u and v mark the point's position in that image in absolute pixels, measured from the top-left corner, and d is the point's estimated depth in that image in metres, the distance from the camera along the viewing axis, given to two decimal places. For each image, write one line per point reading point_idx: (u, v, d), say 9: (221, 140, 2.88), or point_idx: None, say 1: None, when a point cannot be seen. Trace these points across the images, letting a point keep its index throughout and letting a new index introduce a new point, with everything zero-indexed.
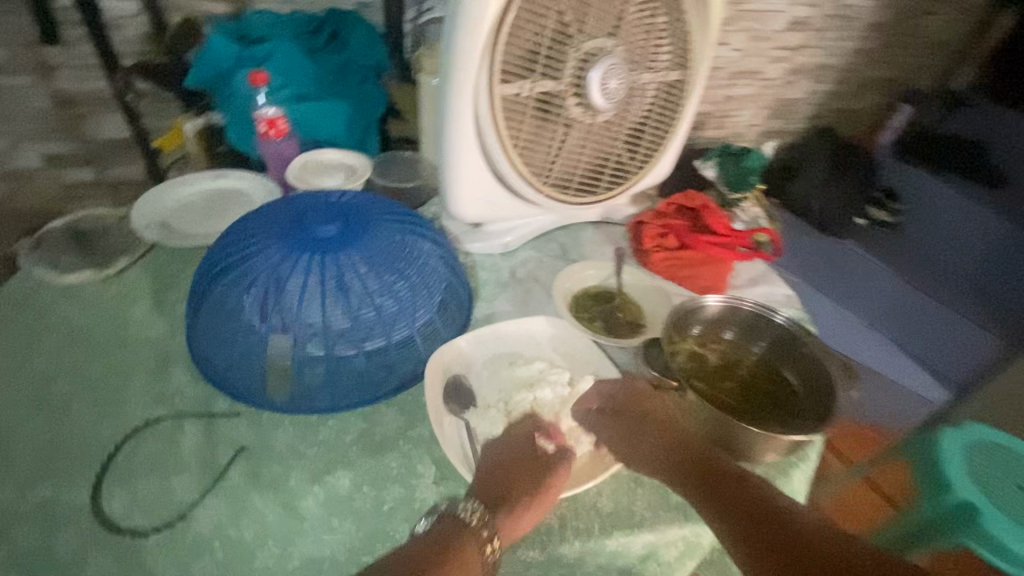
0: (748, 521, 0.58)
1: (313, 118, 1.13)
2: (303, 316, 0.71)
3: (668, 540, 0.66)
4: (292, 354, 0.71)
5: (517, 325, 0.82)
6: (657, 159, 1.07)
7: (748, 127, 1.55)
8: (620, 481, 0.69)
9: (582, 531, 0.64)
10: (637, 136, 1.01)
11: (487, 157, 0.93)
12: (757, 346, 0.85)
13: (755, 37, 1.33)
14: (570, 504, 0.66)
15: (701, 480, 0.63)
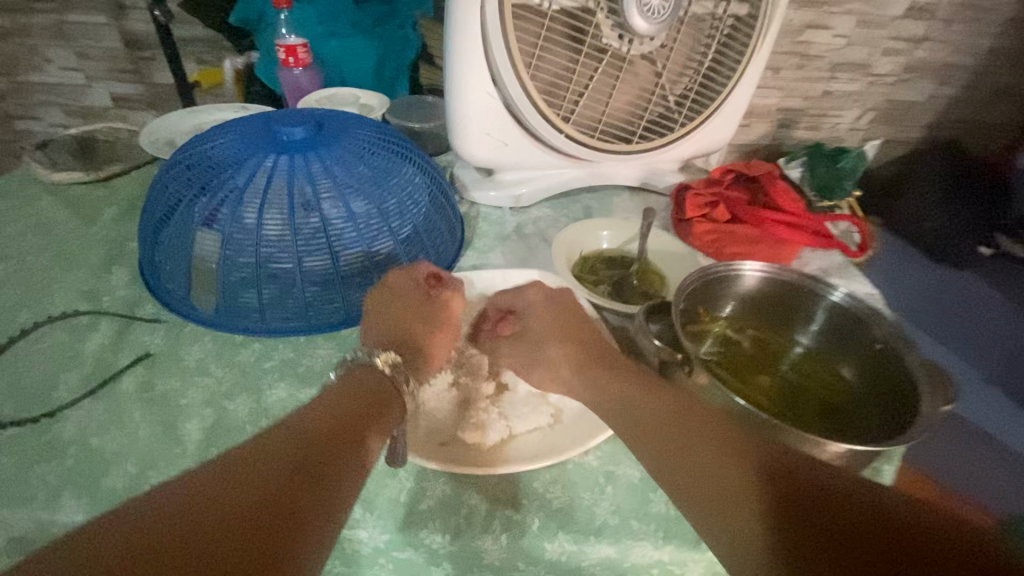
0: (732, 494, 0.39)
1: (340, 56, 1.06)
2: (239, 218, 0.61)
3: (636, 563, 0.48)
4: (218, 260, 0.61)
5: (500, 276, 0.68)
6: (712, 111, 0.88)
7: (848, 131, 1.32)
8: (585, 473, 0.52)
9: (513, 523, 0.47)
10: (686, 78, 0.84)
11: (496, 81, 0.78)
12: (806, 337, 0.65)
13: (864, 21, 1.13)
14: (509, 489, 0.49)
15: (673, 443, 0.44)
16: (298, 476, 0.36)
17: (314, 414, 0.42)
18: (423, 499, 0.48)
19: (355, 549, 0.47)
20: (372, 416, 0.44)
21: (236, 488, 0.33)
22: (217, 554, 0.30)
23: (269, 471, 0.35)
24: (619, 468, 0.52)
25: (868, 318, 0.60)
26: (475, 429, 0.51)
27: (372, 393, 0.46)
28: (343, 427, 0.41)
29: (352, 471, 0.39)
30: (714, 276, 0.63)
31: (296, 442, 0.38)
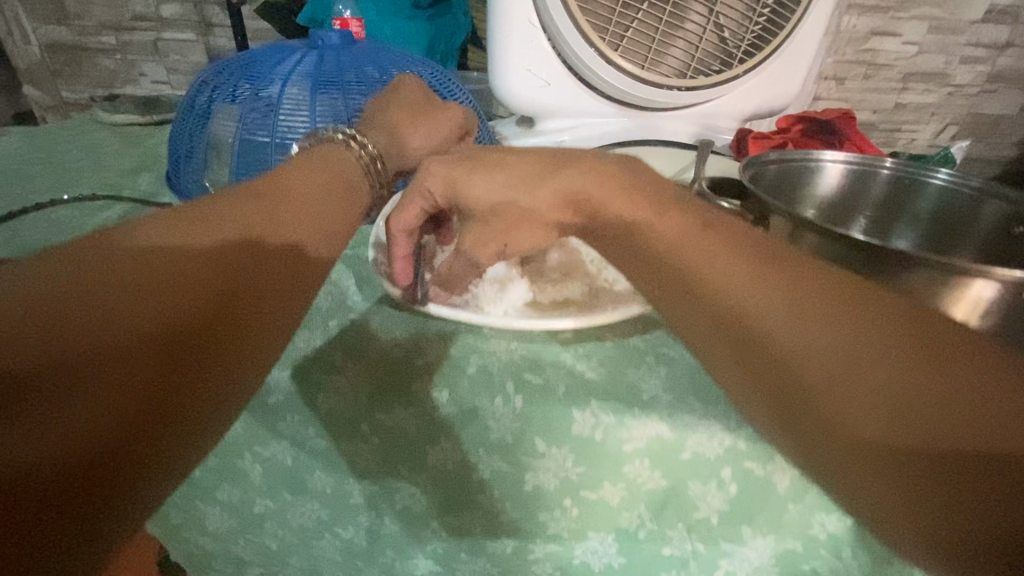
0: (842, 409, 0.26)
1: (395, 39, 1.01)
2: (264, 94, 0.60)
3: (697, 456, 0.35)
4: (233, 131, 0.60)
5: None
6: (762, 62, 0.83)
7: (926, 146, 1.27)
8: (631, 352, 0.40)
9: (531, 388, 0.36)
10: (739, 24, 0.79)
11: (539, 10, 0.74)
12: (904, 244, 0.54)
13: (937, 28, 1.10)
14: (530, 356, 0.39)
15: (758, 323, 0.29)
16: (268, 251, 0.33)
17: (284, 189, 0.37)
18: (422, 354, 0.38)
19: (336, 411, 0.39)
20: (344, 206, 0.41)
21: (201, 253, 0.29)
22: (182, 314, 0.26)
23: (235, 239, 0.31)
24: (675, 348, 0.41)
25: (980, 198, 0.49)
26: (494, 288, 0.43)
27: (344, 183, 0.42)
28: (315, 212, 0.38)
29: (323, 250, 0.37)
30: (790, 164, 0.50)
31: (264, 212, 0.34)
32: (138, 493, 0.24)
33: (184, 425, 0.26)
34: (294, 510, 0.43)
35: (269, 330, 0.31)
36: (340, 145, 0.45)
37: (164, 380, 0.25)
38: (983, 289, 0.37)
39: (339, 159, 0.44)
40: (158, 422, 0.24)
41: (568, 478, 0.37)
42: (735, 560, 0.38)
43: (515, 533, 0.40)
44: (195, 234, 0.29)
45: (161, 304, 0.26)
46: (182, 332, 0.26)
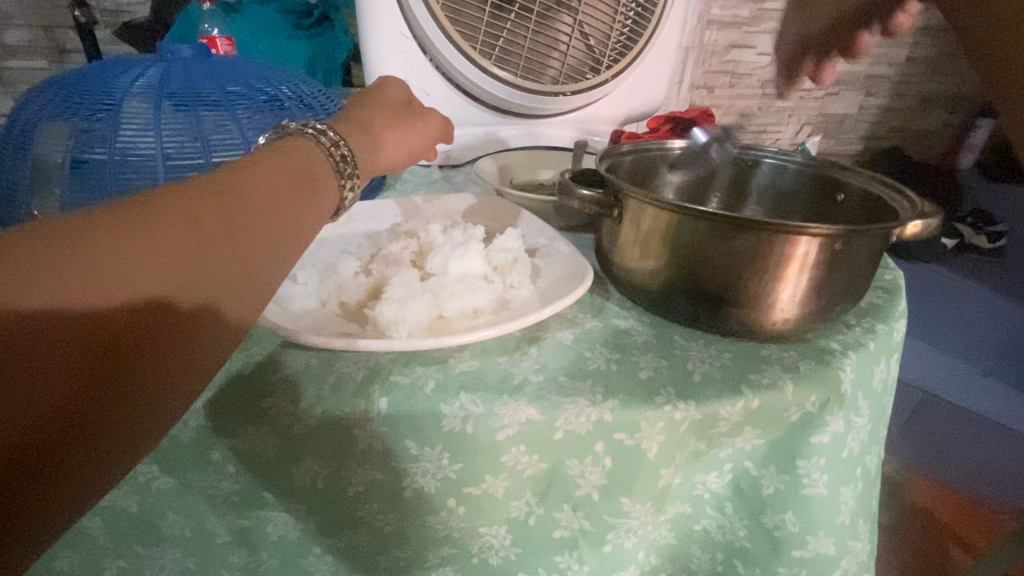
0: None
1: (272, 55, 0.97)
2: (100, 104, 0.55)
3: (569, 435, 0.35)
4: (62, 147, 0.54)
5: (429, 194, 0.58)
6: (624, 75, 0.89)
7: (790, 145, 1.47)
8: (506, 340, 0.40)
9: (399, 388, 0.35)
10: (601, 40, 0.85)
11: (408, 20, 0.74)
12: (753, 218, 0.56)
13: None
14: (401, 357, 0.37)
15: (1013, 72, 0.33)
16: (212, 263, 0.27)
17: (246, 174, 0.30)
18: (278, 368, 0.36)
19: (178, 441, 0.34)
20: (309, 171, 0.34)
21: (122, 266, 0.24)
22: (79, 345, 0.23)
23: (178, 245, 0.26)
24: (548, 332, 0.42)
25: (803, 171, 0.52)
26: (393, 306, 0.39)
27: (308, 166, 0.34)
28: (285, 206, 0.31)
29: (284, 256, 0.30)
30: (643, 156, 0.52)
31: (219, 205, 0.28)
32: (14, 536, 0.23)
33: (71, 471, 0.23)
34: (148, 564, 0.38)
35: (197, 361, 0.27)
36: (308, 136, 0.37)
37: (50, 423, 0.22)
38: (808, 246, 0.37)
39: (303, 146, 0.35)
40: (41, 471, 0.23)
41: (448, 478, 0.35)
42: (620, 534, 0.39)
43: (404, 546, 0.38)
44: (118, 231, 0.24)
45: (59, 331, 0.22)
46: (81, 366, 0.23)
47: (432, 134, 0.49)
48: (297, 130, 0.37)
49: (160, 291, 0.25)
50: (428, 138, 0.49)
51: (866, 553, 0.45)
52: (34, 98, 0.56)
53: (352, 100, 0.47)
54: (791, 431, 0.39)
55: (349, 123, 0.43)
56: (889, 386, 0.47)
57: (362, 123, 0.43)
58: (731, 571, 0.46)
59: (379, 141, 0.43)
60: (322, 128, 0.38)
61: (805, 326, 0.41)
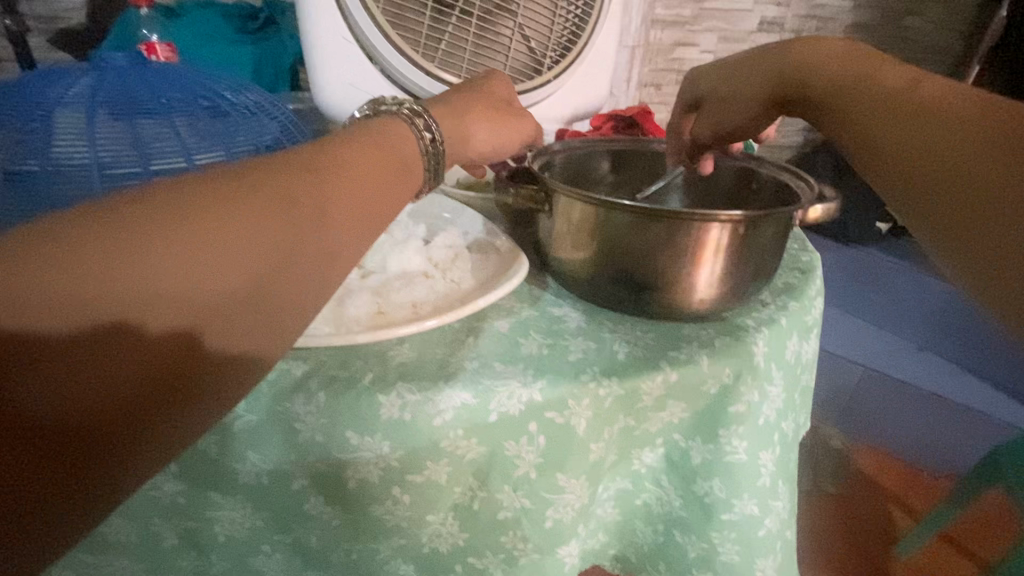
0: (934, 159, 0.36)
1: (217, 60, 0.96)
2: (30, 116, 0.54)
3: (504, 417, 0.37)
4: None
5: None
6: (566, 75, 0.92)
7: None
8: (445, 333, 0.42)
9: (338, 382, 0.36)
10: (541, 42, 0.88)
11: (349, 24, 0.75)
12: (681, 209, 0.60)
13: (723, 37, 1.36)
14: (342, 353, 0.39)
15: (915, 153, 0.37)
16: (297, 241, 0.32)
17: (335, 161, 0.35)
18: None
19: None
20: (391, 161, 0.39)
21: (227, 239, 0.29)
22: (199, 302, 0.28)
23: (273, 224, 0.31)
24: (486, 322, 0.44)
25: (721, 163, 0.56)
26: (332, 303, 0.41)
27: (392, 155, 0.39)
28: (365, 193, 0.35)
29: (361, 239, 0.35)
30: (575, 153, 0.55)
31: (308, 190, 0.33)
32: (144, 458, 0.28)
33: (188, 405, 0.28)
34: (96, 571, 0.38)
35: (283, 321, 0.32)
36: (405, 120, 0.42)
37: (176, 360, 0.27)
38: (717, 232, 0.40)
39: (397, 131, 0.41)
40: (167, 400, 0.28)
41: (391, 466, 0.37)
42: (559, 509, 0.41)
43: (354, 536, 0.40)
44: (230, 207, 0.30)
45: (187, 286, 0.28)
46: (202, 320, 0.28)
47: (522, 137, 0.51)
48: (397, 112, 0.43)
49: (245, 267, 0.29)
50: (518, 137, 0.51)
51: (789, 512, 0.50)
52: None
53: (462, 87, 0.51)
54: (712, 403, 0.43)
55: (448, 108, 0.47)
56: (804, 358, 0.52)
57: (458, 110, 0.47)
58: (670, 539, 0.49)
59: (466, 129, 0.46)
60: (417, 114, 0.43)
61: (721, 306, 0.44)
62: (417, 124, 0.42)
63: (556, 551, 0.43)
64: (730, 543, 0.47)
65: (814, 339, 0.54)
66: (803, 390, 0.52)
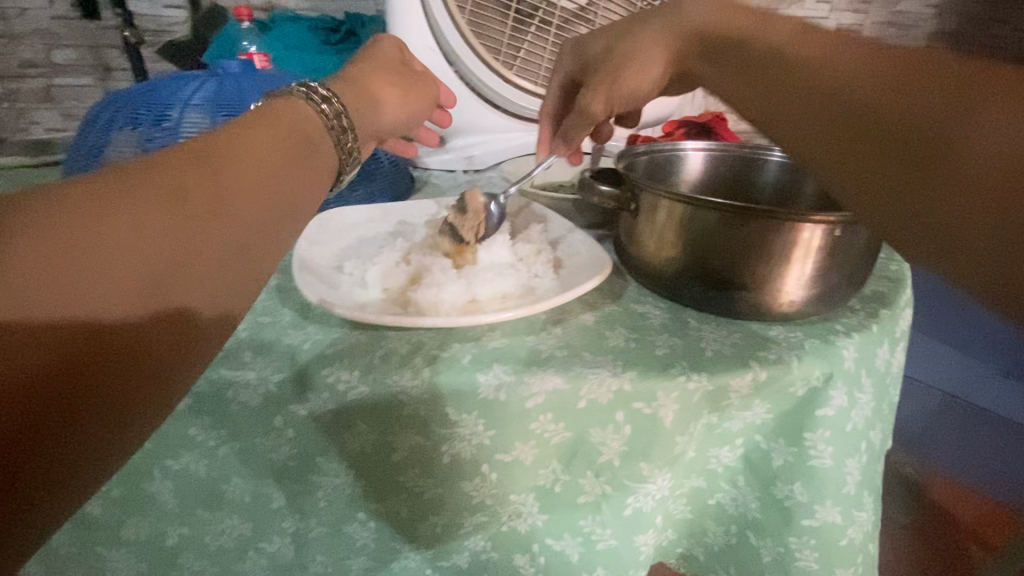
0: None
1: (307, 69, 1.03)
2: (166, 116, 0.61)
3: (592, 404, 0.39)
4: (130, 151, 0.60)
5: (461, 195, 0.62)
6: None
7: None
8: (533, 323, 0.44)
9: (438, 361, 0.39)
10: None
11: (437, 36, 0.79)
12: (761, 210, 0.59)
13: None
14: (440, 336, 0.42)
15: None
16: (207, 235, 0.28)
17: (235, 147, 0.32)
18: (330, 344, 0.41)
19: (245, 405, 0.40)
20: (296, 142, 0.36)
21: (117, 240, 0.25)
22: (100, 296, 0.24)
23: (172, 215, 0.27)
24: (571, 315, 0.46)
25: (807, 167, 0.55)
26: (433, 290, 0.44)
27: (298, 137, 0.36)
28: (273, 176, 0.33)
29: (275, 231, 0.32)
30: (656, 156, 0.56)
31: (205, 176, 0.29)
32: (63, 483, 0.24)
33: (87, 435, 0.24)
34: (214, 526, 0.43)
35: (212, 315, 0.28)
36: (301, 96, 0.39)
37: (64, 374, 0.23)
38: (812, 233, 0.40)
39: (287, 114, 0.38)
40: (60, 424, 0.23)
41: (482, 444, 0.39)
42: (640, 498, 0.42)
43: (442, 510, 0.42)
44: (113, 204, 0.26)
45: (75, 280, 0.23)
46: (110, 316, 0.24)
47: (430, 95, 0.55)
48: (290, 91, 0.40)
49: (159, 256, 0.26)
50: (426, 98, 0.54)
51: (872, 524, 0.48)
52: (110, 110, 0.63)
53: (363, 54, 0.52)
54: (798, 405, 0.43)
55: (348, 82, 0.47)
56: (893, 369, 0.51)
57: (358, 81, 0.47)
58: (743, 542, 0.48)
59: (378, 103, 0.48)
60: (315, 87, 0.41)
61: (812, 308, 0.44)
62: (329, 108, 0.40)
63: (634, 539, 0.44)
64: (809, 550, 0.46)
65: (904, 348, 0.52)
66: (891, 400, 0.51)
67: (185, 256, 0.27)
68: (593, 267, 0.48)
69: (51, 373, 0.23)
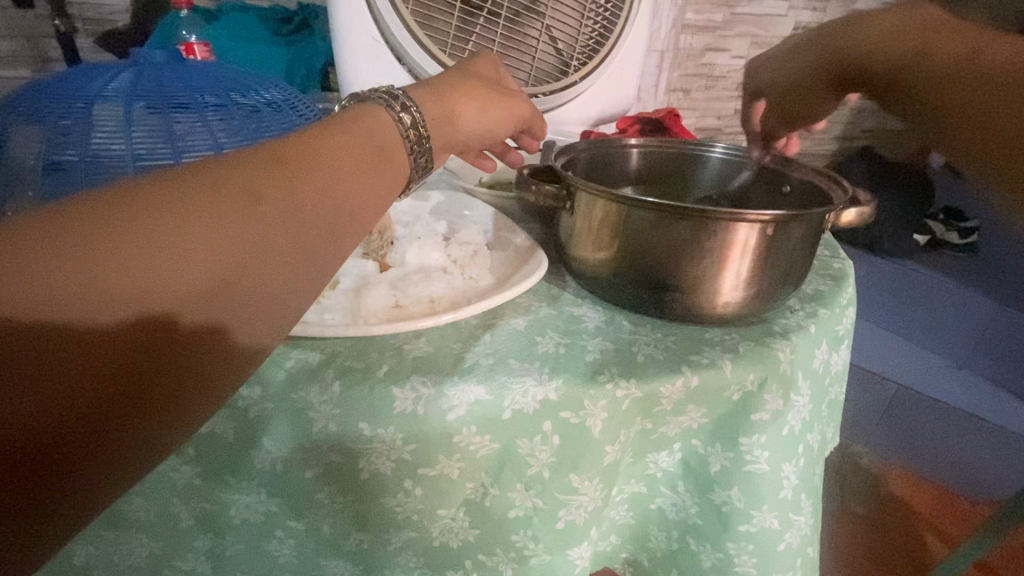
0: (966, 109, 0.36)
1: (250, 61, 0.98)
2: (73, 105, 0.56)
3: (517, 414, 0.37)
4: (33, 142, 0.55)
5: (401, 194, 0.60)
6: (594, 77, 0.92)
7: None
8: (462, 328, 0.42)
9: (354, 372, 0.37)
10: (568, 45, 0.88)
11: (380, 26, 0.76)
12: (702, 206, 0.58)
13: (757, 41, 1.34)
14: (360, 345, 0.40)
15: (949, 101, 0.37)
16: (276, 243, 0.28)
17: (318, 149, 0.32)
18: None
19: None
20: (376, 146, 0.35)
21: (193, 243, 0.26)
22: (152, 309, 0.25)
23: (246, 222, 0.27)
24: (503, 318, 0.43)
25: (748, 164, 0.55)
26: (350, 296, 0.42)
27: (378, 141, 0.35)
28: (346, 183, 0.32)
29: (344, 241, 0.32)
30: (598, 153, 0.54)
31: (284, 182, 0.30)
32: (108, 464, 0.26)
33: (146, 423, 0.26)
34: (114, 550, 0.39)
35: (270, 322, 0.29)
36: (382, 104, 0.37)
37: (128, 369, 0.25)
38: (746, 233, 0.39)
39: (376, 114, 0.37)
40: (122, 410, 0.25)
41: (402, 460, 0.36)
42: (572, 510, 0.40)
43: (364, 528, 0.39)
44: (194, 205, 0.26)
45: (132, 292, 0.24)
46: (173, 318, 0.25)
47: (517, 114, 0.48)
48: (373, 95, 0.38)
49: (228, 260, 0.27)
50: (513, 115, 0.47)
51: (811, 528, 0.47)
52: (13, 100, 0.58)
53: (463, 65, 0.47)
54: (733, 410, 0.41)
55: (430, 94, 0.41)
56: (834, 370, 0.50)
57: (443, 93, 0.42)
58: (686, 549, 0.47)
59: (454, 116, 0.42)
60: (407, 104, 0.38)
61: (748, 309, 0.43)
62: (406, 115, 0.38)
63: (568, 552, 0.42)
64: (748, 556, 0.45)
65: (845, 348, 0.52)
66: (830, 402, 0.51)
67: (253, 264, 0.28)
68: (530, 268, 0.46)
69: (115, 366, 0.24)
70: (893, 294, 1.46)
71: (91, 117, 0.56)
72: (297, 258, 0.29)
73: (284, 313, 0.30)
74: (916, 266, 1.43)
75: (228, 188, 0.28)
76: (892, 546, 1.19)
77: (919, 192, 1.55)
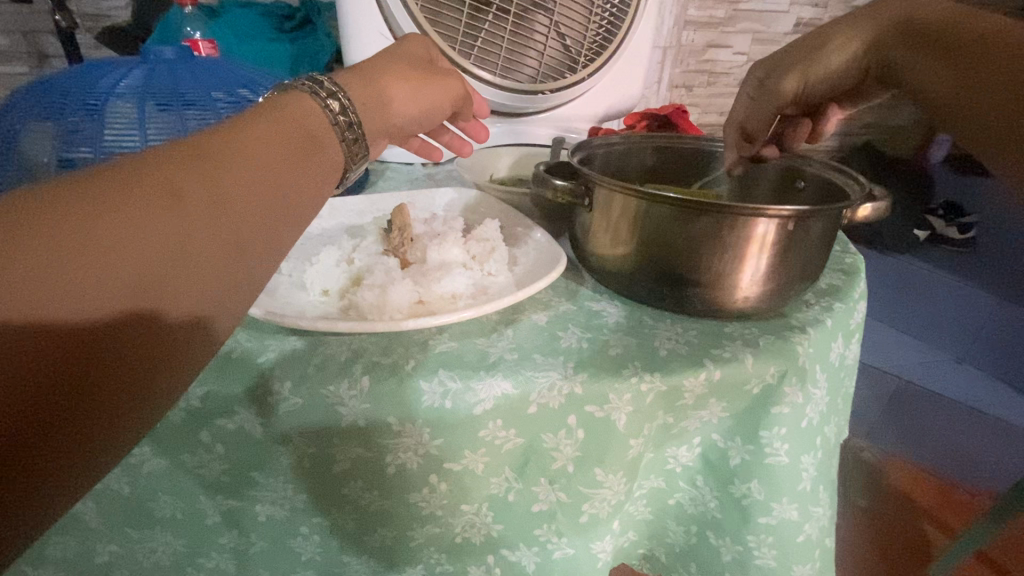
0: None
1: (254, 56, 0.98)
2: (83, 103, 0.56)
3: (543, 408, 0.37)
4: (44, 141, 0.55)
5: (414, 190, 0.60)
6: (601, 73, 0.92)
7: None
8: (483, 324, 0.43)
9: (381, 367, 0.38)
10: (576, 40, 0.88)
11: (388, 20, 0.76)
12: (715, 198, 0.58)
13: (758, 38, 1.34)
14: (386, 341, 0.40)
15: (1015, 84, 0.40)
16: (202, 237, 0.27)
17: (239, 139, 0.30)
18: (263, 352, 0.39)
19: (169, 422, 0.36)
20: (303, 132, 0.33)
21: (108, 244, 0.24)
22: (75, 319, 0.23)
23: (166, 216, 0.26)
24: (524, 314, 0.44)
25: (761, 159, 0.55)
26: (375, 291, 0.41)
27: (305, 128, 0.34)
28: (274, 172, 0.31)
29: (278, 234, 0.31)
30: (612, 150, 0.55)
31: (206, 173, 0.28)
32: (38, 489, 0.24)
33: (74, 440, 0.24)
34: (141, 547, 0.40)
35: (206, 321, 0.28)
36: (307, 91, 0.36)
37: (45, 385, 0.23)
38: (764, 228, 0.39)
39: (299, 103, 0.35)
40: (45, 428, 0.23)
41: (429, 455, 0.37)
42: (596, 504, 0.41)
43: (390, 523, 0.39)
44: (104, 203, 0.25)
45: (45, 300, 0.23)
46: (93, 322, 0.24)
47: (453, 93, 0.47)
48: (299, 84, 0.37)
49: (150, 258, 0.25)
50: (446, 93, 0.47)
51: (828, 519, 0.48)
52: (21, 98, 0.58)
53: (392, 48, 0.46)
54: (752, 403, 0.42)
55: (355, 75, 0.41)
56: (848, 362, 0.51)
57: (369, 75, 0.41)
58: (704, 542, 0.48)
59: (385, 95, 0.41)
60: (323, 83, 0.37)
61: (766, 303, 0.43)
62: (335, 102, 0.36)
63: (591, 546, 0.42)
64: (767, 548, 0.45)
65: (858, 342, 0.53)
66: (845, 395, 0.51)
67: (178, 261, 0.26)
68: (548, 264, 0.47)
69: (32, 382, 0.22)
70: (893, 288, 1.48)
71: (103, 115, 0.55)
72: (226, 250, 0.28)
73: (221, 311, 0.28)
74: (914, 261, 1.45)
75: (141, 183, 0.26)
76: (895, 538, 1.20)
77: (917, 189, 1.57)
